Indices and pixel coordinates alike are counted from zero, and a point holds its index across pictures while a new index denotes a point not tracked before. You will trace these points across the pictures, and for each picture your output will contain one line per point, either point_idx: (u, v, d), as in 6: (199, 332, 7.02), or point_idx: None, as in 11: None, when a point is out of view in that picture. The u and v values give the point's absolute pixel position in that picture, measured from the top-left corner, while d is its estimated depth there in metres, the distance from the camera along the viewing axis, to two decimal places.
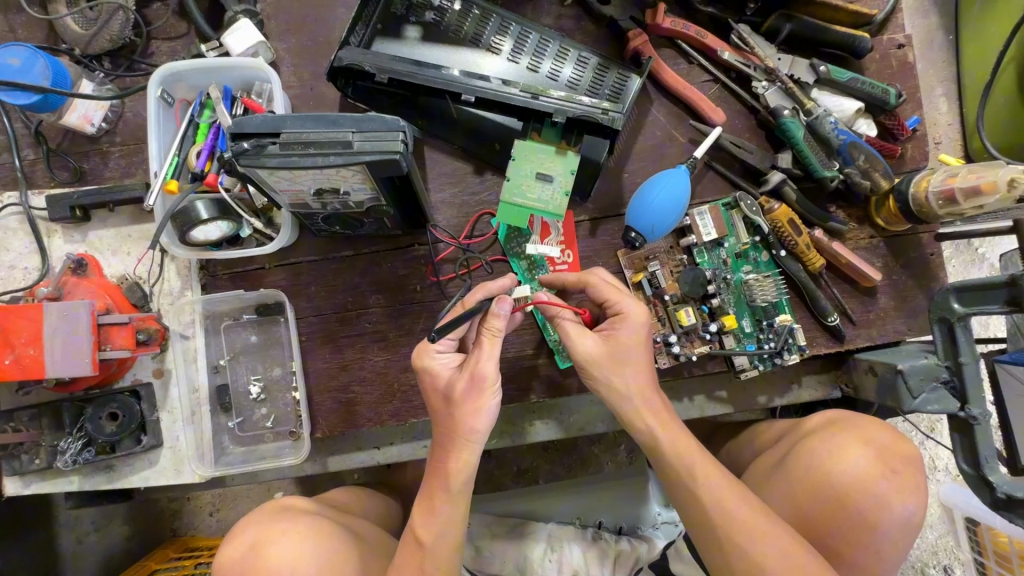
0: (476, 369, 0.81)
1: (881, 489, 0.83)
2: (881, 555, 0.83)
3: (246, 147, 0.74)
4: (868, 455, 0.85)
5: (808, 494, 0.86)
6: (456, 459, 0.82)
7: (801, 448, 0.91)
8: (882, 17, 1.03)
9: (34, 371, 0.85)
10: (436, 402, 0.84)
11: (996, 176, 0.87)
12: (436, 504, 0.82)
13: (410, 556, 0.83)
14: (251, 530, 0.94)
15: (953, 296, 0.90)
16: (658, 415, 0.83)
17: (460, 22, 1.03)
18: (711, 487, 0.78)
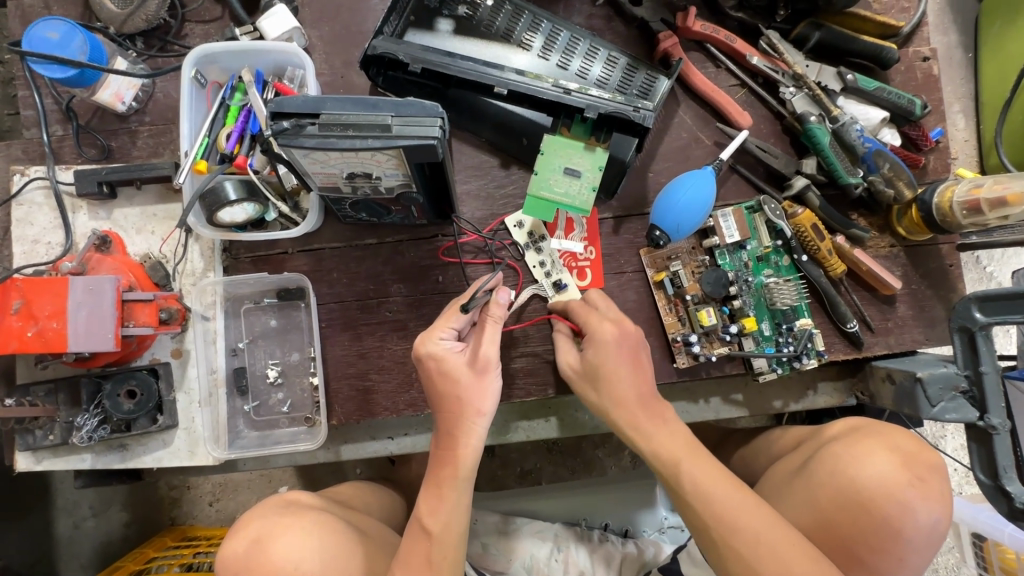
0: (484, 352, 0.85)
1: (905, 496, 0.82)
2: (904, 560, 0.83)
3: (286, 126, 0.74)
4: (893, 461, 0.85)
5: (832, 499, 0.86)
6: (462, 444, 0.83)
7: (823, 454, 0.91)
8: (909, 29, 1.04)
9: (56, 344, 0.85)
10: (442, 389, 0.85)
11: (1021, 188, 0.89)
12: (444, 492, 0.82)
13: (418, 551, 0.80)
14: (256, 523, 0.93)
15: (974, 305, 0.90)
16: (648, 417, 0.85)
17: (493, 17, 1.04)
18: (695, 479, 0.79)
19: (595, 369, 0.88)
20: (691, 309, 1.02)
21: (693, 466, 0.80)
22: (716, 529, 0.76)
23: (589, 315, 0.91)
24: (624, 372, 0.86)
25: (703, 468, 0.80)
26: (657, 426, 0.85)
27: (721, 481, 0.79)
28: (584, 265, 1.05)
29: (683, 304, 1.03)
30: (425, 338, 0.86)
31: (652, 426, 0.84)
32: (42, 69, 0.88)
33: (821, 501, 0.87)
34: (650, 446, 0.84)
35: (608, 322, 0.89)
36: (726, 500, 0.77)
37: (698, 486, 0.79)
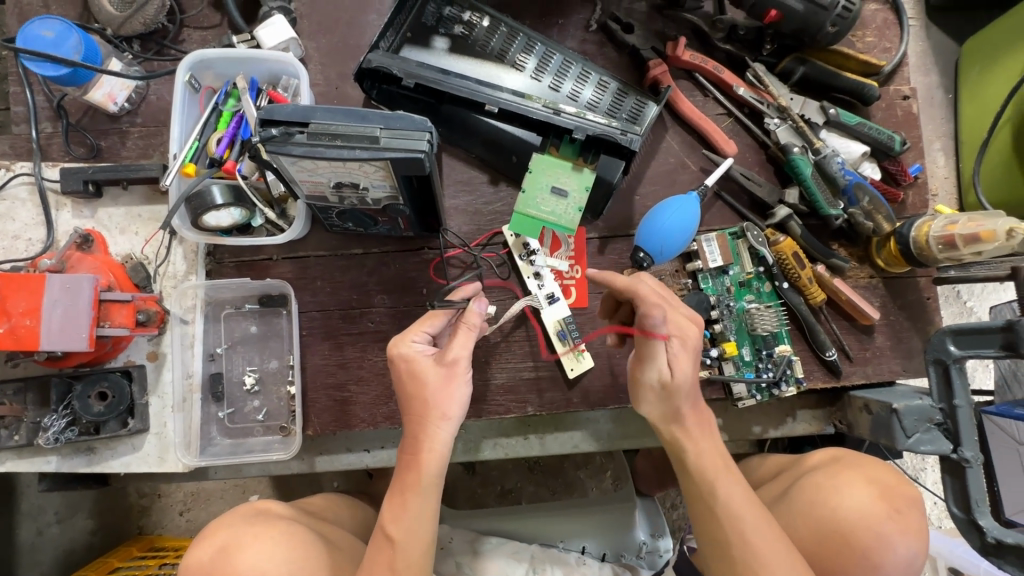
0: (451, 356, 0.84)
1: (883, 529, 0.83)
2: None
3: (274, 133, 0.75)
4: (872, 494, 0.86)
5: (812, 530, 0.86)
6: (426, 449, 0.82)
7: (803, 482, 0.91)
8: (890, 69, 1.08)
9: (28, 341, 0.84)
10: (411, 390, 0.85)
11: (995, 225, 0.90)
12: (407, 498, 0.81)
13: (382, 560, 0.79)
14: (224, 532, 0.91)
15: (948, 338, 0.91)
16: (696, 424, 0.83)
17: (488, 37, 1.06)
18: (730, 497, 0.78)
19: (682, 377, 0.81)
20: None
21: (732, 484, 0.79)
22: (739, 551, 0.75)
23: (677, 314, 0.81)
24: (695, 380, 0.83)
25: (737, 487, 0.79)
26: (699, 433, 0.83)
27: (754, 505, 0.78)
28: (570, 283, 1.05)
29: None
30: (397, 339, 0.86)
31: (695, 434, 0.83)
32: (34, 66, 0.87)
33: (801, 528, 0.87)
34: (694, 451, 0.82)
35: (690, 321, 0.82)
36: (755, 524, 0.76)
37: (731, 508, 0.78)
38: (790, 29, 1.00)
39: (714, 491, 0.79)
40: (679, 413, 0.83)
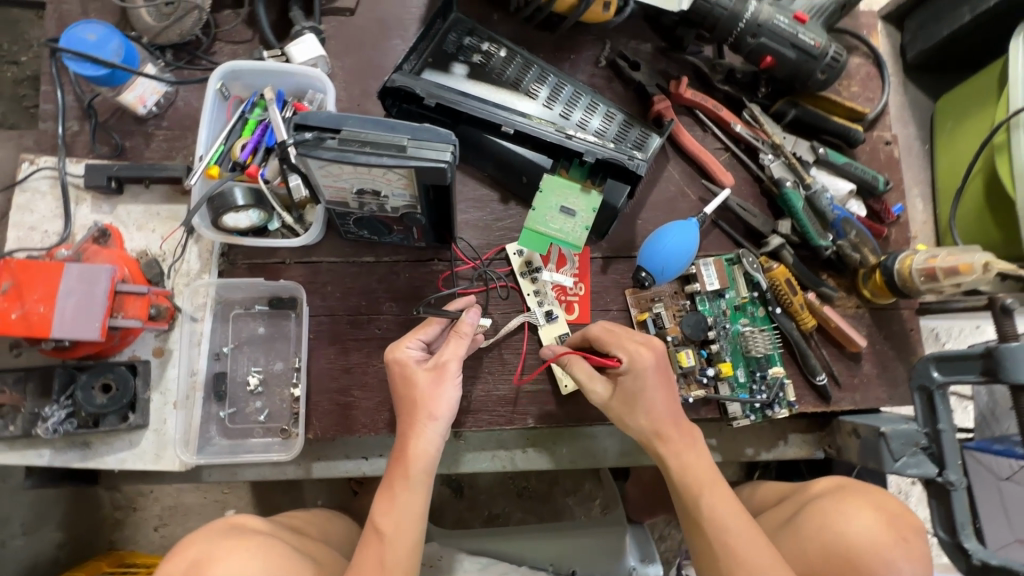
0: (442, 361, 0.90)
1: (886, 553, 0.85)
2: None
3: (308, 137, 0.79)
4: (878, 520, 0.89)
5: (819, 552, 0.87)
6: (411, 447, 0.87)
7: (812, 508, 0.94)
8: (873, 116, 1.17)
9: (40, 328, 0.84)
10: (404, 392, 0.91)
11: (972, 258, 0.94)
12: (395, 492, 0.84)
13: (373, 556, 0.81)
14: (198, 547, 0.90)
15: (931, 365, 0.94)
16: (679, 432, 0.87)
17: (504, 66, 1.12)
18: (713, 502, 0.83)
19: (633, 397, 0.89)
20: (671, 350, 1.06)
21: (716, 495, 0.83)
22: (725, 556, 0.79)
23: (622, 339, 0.90)
24: (658, 393, 0.88)
25: (722, 496, 0.83)
26: (686, 447, 0.87)
27: (740, 514, 0.82)
28: (573, 299, 1.09)
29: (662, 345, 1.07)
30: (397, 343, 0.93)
31: (683, 448, 0.87)
32: (74, 65, 0.91)
33: (808, 555, 0.88)
34: (678, 462, 0.86)
35: (643, 347, 0.89)
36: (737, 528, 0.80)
37: (714, 511, 0.82)
38: (783, 76, 1.09)
39: (699, 498, 0.83)
40: (659, 430, 0.87)
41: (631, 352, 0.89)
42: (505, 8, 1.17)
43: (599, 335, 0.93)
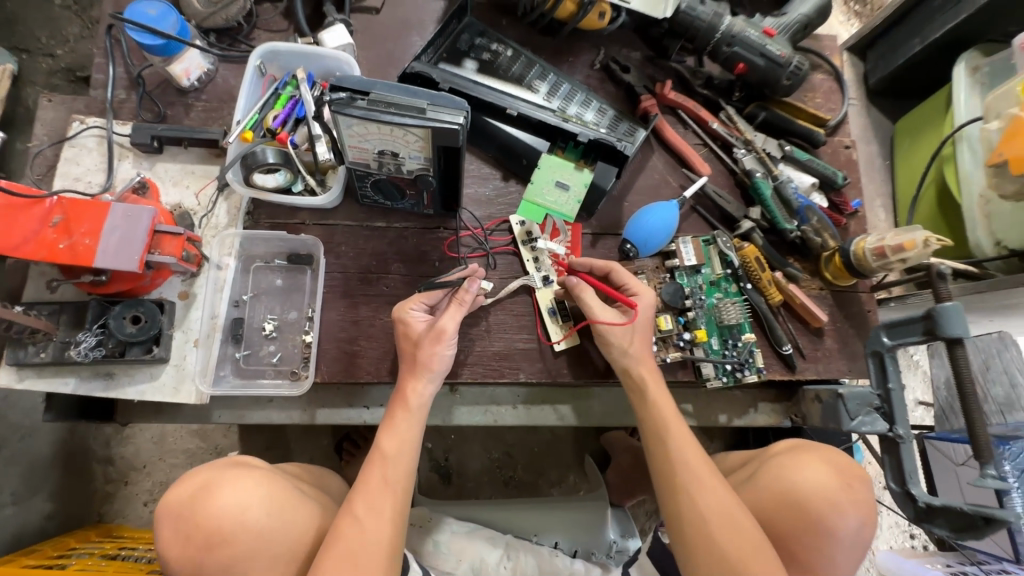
0: (440, 326, 1.03)
1: (834, 499, 0.93)
2: (832, 556, 0.93)
3: (341, 97, 0.91)
4: (828, 470, 0.96)
5: (775, 500, 0.96)
6: (411, 390, 1.03)
7: (769, 462, 1.02)
8: (834, 122, 1.32)
9: (85, 257, 0.93)
10: (405, 348, 1.05)
11: (914, 236, 1.07)
12: (396, 419, 1.02)
13: (379, 474, 0.97)
14: (205, 473, 0.92)
15: (881, 332, 1.06)
16: (652, 374, 1.07)
17: (510, 63, 1.27)
18: (675, 434, 1.01)
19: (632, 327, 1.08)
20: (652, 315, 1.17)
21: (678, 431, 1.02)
22: (682, 477, 0.96)
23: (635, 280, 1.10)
24: (643, 336, 1.09)
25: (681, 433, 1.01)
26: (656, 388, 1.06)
27: (695, 446, 1.00)
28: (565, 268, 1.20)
29: None
30: (407, 300, 1.06)
31: (654, 383, 1.07)
32: (135, 35, 1.04)
33: (764, 502, 0.97)
34: (653, 399, 1.05)
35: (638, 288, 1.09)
36: (692, 455, 0.98)
37: (677, 444, 1.00)
38: (754, 80, 1.24)
39: (666, 431, 1.02)
40: (633, 372, 1.08)
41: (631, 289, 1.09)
42: (513, 14, 1.32)
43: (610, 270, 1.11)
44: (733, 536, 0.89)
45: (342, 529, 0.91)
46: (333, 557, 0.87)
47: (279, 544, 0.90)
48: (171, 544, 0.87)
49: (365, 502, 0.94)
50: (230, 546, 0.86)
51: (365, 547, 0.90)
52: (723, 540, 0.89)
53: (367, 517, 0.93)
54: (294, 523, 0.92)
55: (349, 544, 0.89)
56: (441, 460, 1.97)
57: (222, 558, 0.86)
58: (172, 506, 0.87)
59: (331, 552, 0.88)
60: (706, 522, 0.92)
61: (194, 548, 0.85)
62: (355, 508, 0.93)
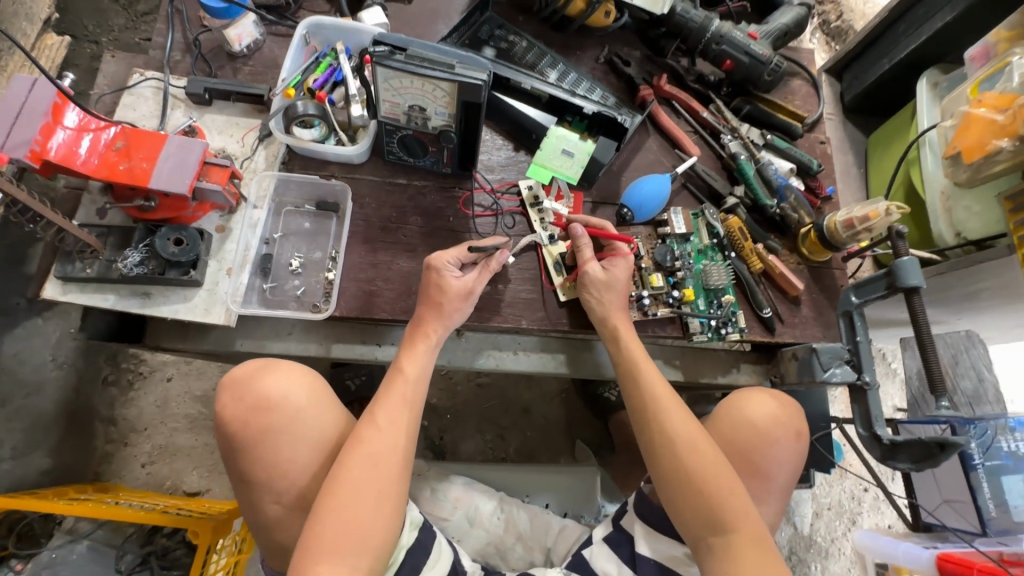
0: (469, 288, 1.14)
1: (777, 426, 1.16)
2: (772, 473, 1.16)
3: (381, 51, 1.04)
4: (774, 405, 1.18)
5: (732, 429, 1.17)
6: (430, 329, 1.11)
7: (723, 401, 1.23)
8: (811, 119, 1.48)
9: (141, 179, 1.04)
10: (430, 294, 1.12)
11: (877, 207, 1.21)
12: (417, 346, 1.10)
13: (400, 391, 1.05)
14: (243, 367, 1.08)
15: (850, 292, 1.17)
16: (623, 324, 1.20)
17: (526, 50, 1.42)
18: (647, 374, 1.16)
19: (611, 281, 1.20)
20: (644, 274, 1.29)
21: (650, 372, 1.16)
22: (653, 413, 1.12)
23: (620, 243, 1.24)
24: (620, 288, 1.20)
25: (653, 373, 1.16)
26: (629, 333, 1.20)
27: (665, 386, 1.15)
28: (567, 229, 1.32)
29: (638, 271, 1.30)
30: (440, 253, 1.13)
31: (627, 332, 1.20)
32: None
33: (724, 431, 1.18)
34: (627, 344, 1.18)
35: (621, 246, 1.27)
36: (662, 393, 1.13)
37: (651, 384, 1.15)
38: (739, 76, 1.42)
39: (639, 372, 1.16)
40: (607, 319, 1.19)
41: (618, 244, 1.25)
42: (529, 12, 1.49)
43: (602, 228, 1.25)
44: (697, 458, 1.05)
45: (362, 434, 0.98)
46: (358, 457, 0.95)
47: (309, 429, 1.05)
48: (227, 406, 1.04)
49: (387, 415, 1.01)
50: (268, 413, 1.03)
51: (382, 453, 0.96)
52: (692, 462, 1.05)
53: (388, 426, 0.99)
54: (323, 414, 1.08)
55: (366, 448, 0.96)
56: (436, 439, 2.03)
57: (266, 427, 1.02)
58: (235, 380, 1.06)
59: (357, 453, 0.95)
60: (677, 449, 1.07)
61: (244, 412, 1.03)
62: (376, 419, 1.00)
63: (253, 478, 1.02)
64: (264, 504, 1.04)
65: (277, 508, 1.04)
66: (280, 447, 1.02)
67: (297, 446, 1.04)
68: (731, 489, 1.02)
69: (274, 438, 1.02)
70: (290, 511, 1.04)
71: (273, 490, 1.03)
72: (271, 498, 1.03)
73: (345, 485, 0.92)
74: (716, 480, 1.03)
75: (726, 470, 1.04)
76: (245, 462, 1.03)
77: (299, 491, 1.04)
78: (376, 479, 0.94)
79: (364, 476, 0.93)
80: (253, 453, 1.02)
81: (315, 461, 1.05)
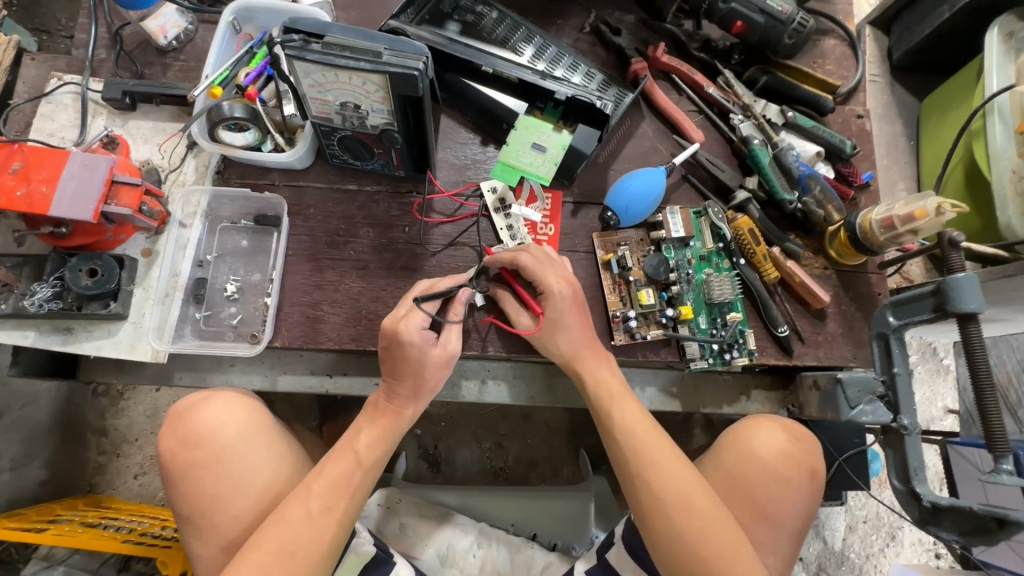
0: (447, 350, 0.99)
1: (788, 463, 0.99)
2: (785, 525, 0.98)
3: (295, 39, 0.87)
4: (783, 437, 1.01)
5: (739, 468, 0.99)
6: (405, 405, 0.98)
7: (725, 432, 1.05)
8: (846, 89, 1.22)
9: (40, 205, 0.92)
10: (407, 366, 0.96)
11: (926, 204, 0.96)
12: (384, 423, 0.97)
13: (344, 471, 0.91)
14: (181, 405, 0.98)
15: (887, 311, 0.93)
16: (593, 354, 1.03)
17: (496, 24, 1.18)
18: (621, 413, 0.98)
19: (555, 320, 1.01)
20: (633, 290, 1.09)
21: (625, 407, 0.99)
22: (636, 462, 0.93)
23: (544, 273, 1.00)
24: (576, 325, 1.02)
25: (629, 412, 0.98)
26: (599, 367, 1.02)
27: (646, 426, 0.96)
28: (542, 237, 1.14)
29: (626, 285, 1.10)
30: (402, 324, 0.94)
31: (594, 369, 1.02)
32: None
33: (729, 465, 1.00)
34: (598, 382, 1.01)
35: (561, 280, 1.01)
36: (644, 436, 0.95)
37: (630, 426, 0.97)
38: (754, 40, 1.16)
39: (611, 410, 0.99)
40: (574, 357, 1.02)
41: (552, 284, 1.00)
42: None
43: (528, 265, 1.01)
44: (689, 515, 0.88)
45: (288, 509, 0.86)
46: (273, 537, 0.84)
47: (244, 469, 0.94)
48: (163, 439, 0.95)
49: (323, 495, 0.88)
50: (199, 449, 0.93)
51: (304, 538, 0.85)
52: (686, 525, 0.87)
53: (319, 512, 0.87)
54: (256, 452, 0.95)
55: (288, 531, 0.84)
56: (430, 448, 1.91)
57: (196, 465, 0.93)
58: (172, 413, 0.97)
59: (274, 532, 0.84)
60: (667, 506, 0.89)
61: (175, 446, 0.94)
62: (310, 500, 0.87)
63: (180, 511, 0.92)
64: (188, 538, 0.93)
65: (205, 549, 0.92)
66: (206, 485, 0.92)
67: (228, 482, 0.92)
68: (734, 557, 0.85)
69: (205, 474, 0.92)
70: (215, 550, 0.91)
71: (195, 525, 0.92)
72: (193, 535, 0.92)
73: (263, 561, 0.82)
74: (716, 546, 0.86)
75: (727, 527, 0.87)
76: (172, 496, 0.93)
77: (226, 535, 0.91)
78: (288, 571, 0.83)
79: (270, 564, 0.82)
80: (177, 486, 0.93)
81: (246, 497, 0.92)
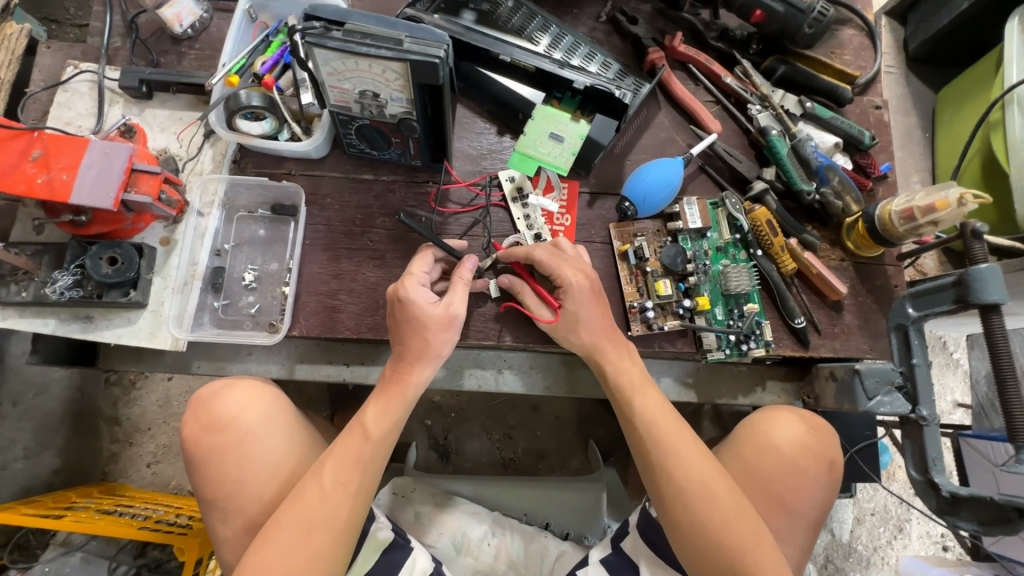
0: (450, 309, 0.96)
1: (805, 454, 0.99)
2: (803, 515, 0.98)
3: (315, 27, 0.86)
4: (800, 428, 1.01)
5: (756, 458, 0.99)
6: (411, 374, 0.96)
7: (742, 423, 1.06)
8: (865, 79, 1.21)
9: (60, 193, 0.92)
10: (410, 328, 0.95)
11: (947, 195, 0.96)
12: (392, 400, 0.95)
13: (353, 449, 0.91)
14: (203, 391, 0.98)
15: (907, 302, 0.93)
16: (612, 342, 1.02)
17: (512, 12, 1.16)
18: (639, 403, 0.97)
19: (573, 315, 1.00)
20: (650, 280, 1.09)
21: (645, 397, 0.98)
22: (655, 450, 0.93)
23: (561, 268, 1.00)
24: (589, 309, 1.00)
25: (648, 401, 0.98)
26: (618, 359, 1.01)
27: (666, 416, 0.96)
28: (559, 227, 1.14)
29: (643, 276, 1.10)
30: (402, 282, 0.96)
31: (614, 359, 1.01)
32: None
33: (746, 456, 1.00)
34: (615, 371, 1.00)
35: (578, 272, 1.00)
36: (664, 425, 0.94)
37: (648, 415, 0.96)
38: (773, 30, 1.15)
39: (631, 399, 0.98)
40: (597, 348, 1.01)
41: (570, 278, 0.99)
42: None
43: (544, 260, 1.01)
44: (708, 503, 0.88)
45: (305, 491, 0.87)
46: (293, 517, 0.84)
47: (264, 453, 0.94)
48: (187, 424, 0.96)
49: (334, 475, 0.88)
50: (222, 434, 0.94)
51: (325, 519, 0.85)
52: (705, 512, 0.88)
53: (332, 487, 0.87)
54: (275, 437, 0.96)
55: (304, 511, 0.85)
56: (440, 439, 1.92)
57: (219, 449, 0.93)
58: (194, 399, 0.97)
59: (292, 513, 0.85)
60: (687, 495, 0.89)
61: (198, 431, 0.94)
62: (321, 478, 0.88)
63: (204, 495, 0.93)
64: (212, 522, 0.93)
65: (229, 532, 0.93)
66: (228, 470, 0.93)
67: (251, 466, 0.93)
68: (752, 544, 0.86)
69: (227, 459, 0.93)
70: (240, 533, 0.92)
71: (219, 509, 0.93)
72: (217, 518, 0.93)
73: (286, 543, 0.83)
74: (733, 533, 0.86)
75: (745, 515, 0.88)
76: (196, 481, 0.94)
77: (248, 517, 0.92)
78: (310, 552, 0.83)
79: (293, 546, 0.83)
80: (202, 471, 0.93)
81: (269, 483, 0.93)
